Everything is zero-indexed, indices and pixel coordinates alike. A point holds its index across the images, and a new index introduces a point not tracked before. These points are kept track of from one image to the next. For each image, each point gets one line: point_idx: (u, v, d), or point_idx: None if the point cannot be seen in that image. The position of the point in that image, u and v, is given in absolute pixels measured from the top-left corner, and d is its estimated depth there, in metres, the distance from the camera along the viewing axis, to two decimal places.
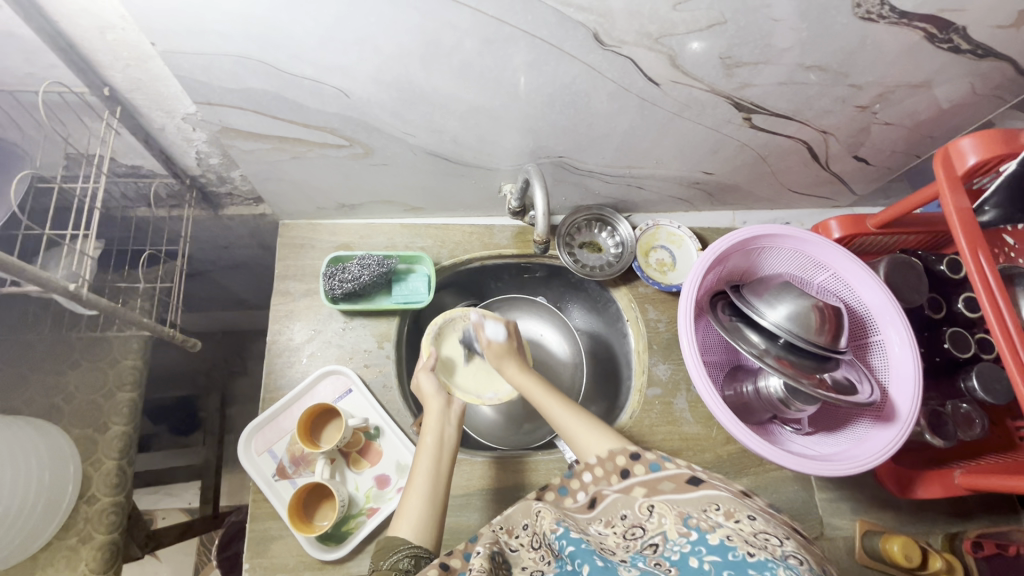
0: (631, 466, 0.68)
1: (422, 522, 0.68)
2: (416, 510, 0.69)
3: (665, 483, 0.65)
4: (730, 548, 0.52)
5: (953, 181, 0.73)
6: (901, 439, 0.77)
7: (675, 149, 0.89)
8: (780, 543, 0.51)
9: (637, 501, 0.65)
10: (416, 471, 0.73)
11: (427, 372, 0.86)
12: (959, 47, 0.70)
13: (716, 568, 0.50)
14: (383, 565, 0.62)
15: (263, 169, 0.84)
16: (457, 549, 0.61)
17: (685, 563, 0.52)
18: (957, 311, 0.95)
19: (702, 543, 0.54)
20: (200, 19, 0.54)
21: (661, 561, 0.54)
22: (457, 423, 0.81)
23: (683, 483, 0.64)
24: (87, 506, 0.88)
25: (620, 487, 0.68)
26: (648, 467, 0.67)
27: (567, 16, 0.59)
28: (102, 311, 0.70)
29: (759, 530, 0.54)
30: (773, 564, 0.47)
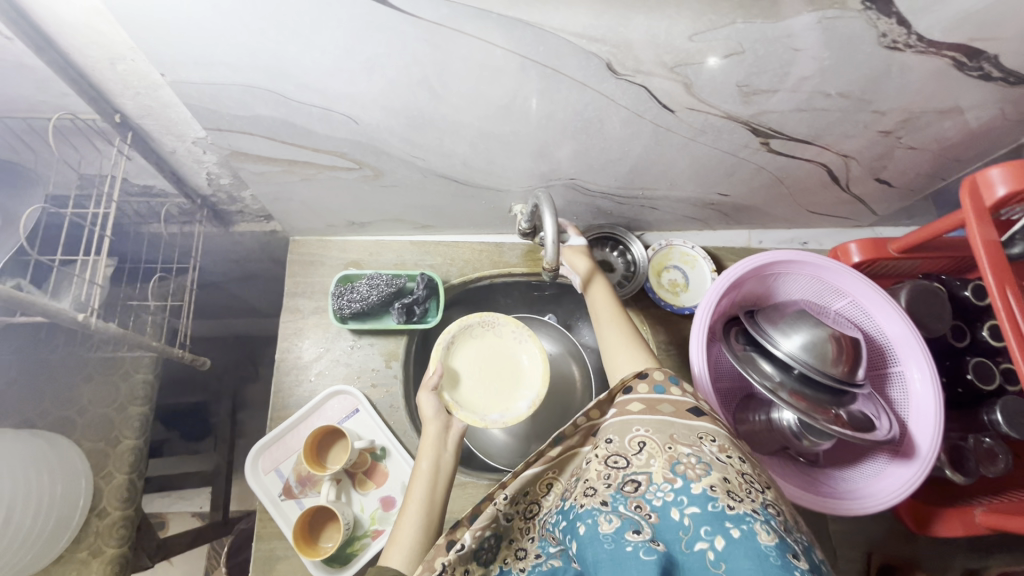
0: (635, 385, 0.64)
1: (416, 547, 0.65)
2: (412, 535, 0.66)
3: (665, 405, 0.60)
4: (711, 499, 0.48)
5: (980, 211, 0.70)
6: (919, 478, 0.76)
7: (689, 172, 0.87)
8: (761, 491, 0.51)
9: (630, 428, 0.59)
10: (410, 499, 0.70)
11: (430, 392, 0.81)
12: (990, 74, 0.67)
13: (696, 524, 0.47)
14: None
15: (272, 190, 0.84)
16: (460, 518, 0.57)
17: (666, 514, 0.49)
18: (981, 339, 0.91)
19: (686, 492, 0.50)
20: (209, 52, 0.54)
21: (642, 502, 0.51)
22: (454, 450, 0.78)
23: (683, 409, 0.60)
24: (98, 520, 0.89)
25: (617, 403, 0.63)
26: (652, 389, 0.63)
27: (579, 47, 0.57)
28: (112, 335, 0.71)
29: (745, 474, 0.53)
30: (751, 519, 0.46)
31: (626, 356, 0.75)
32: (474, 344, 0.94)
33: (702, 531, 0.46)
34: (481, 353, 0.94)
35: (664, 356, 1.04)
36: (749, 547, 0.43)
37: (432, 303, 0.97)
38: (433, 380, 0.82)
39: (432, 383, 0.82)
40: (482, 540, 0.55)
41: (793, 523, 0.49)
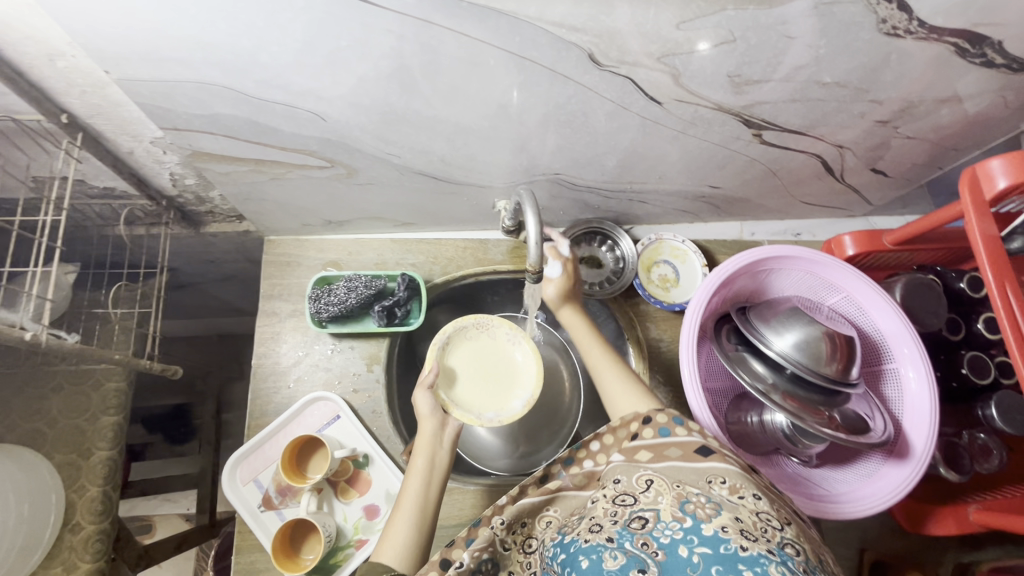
0: (641, 431, 0.66)
1: (409, 547, 0.66)
2: (402, 535, 0.66)
3: (673, 449, 0.61)
4: (723, 540, 0.46)
5: (979, 205, 0.68)
6: (914, 479, 0.74)
7: (679, 165, 0.84)
8: (779, 528, 0.49)
9: (637, 470, 0.60)
10: (403, 496, 0.70)
11: (427, 390, 0.78)
12: (992, 61, 0.64)
13: (706, 563, 0.44)
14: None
15: (241, 190, 0.79)
16: (459, 536, 0.60)
17: (674, 550, 0.46)
18: (975, 332, 0.89)
19: (697, 532, 0.47)
20: (155, 47, 0.50)
21: (649, 539, 0.48)
22: (451, 447, 0.76)
23: (692, 451, 0.60)
24: (72, 535, 0.86)
25: (626, 449, 0.65)
26: (658, 433, 0.64)
27: (559, 37, 0.53)
28: (70, 350, 0.67)
29: (761, 513, 0.51)
30: (766, 561, 0.43)
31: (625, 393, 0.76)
32: (467, 346, 0.90)
33: (712, 570, 0.43)
34: (476, 354, 0.90)
35: (655, 354, 1.02)
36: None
37: (415, 303, 0.93)
38: (431, 379, 0.78)
39: (427, 381, 0.78)
40: (480, 561, 0.58)
41: (813, 563, 0.46)
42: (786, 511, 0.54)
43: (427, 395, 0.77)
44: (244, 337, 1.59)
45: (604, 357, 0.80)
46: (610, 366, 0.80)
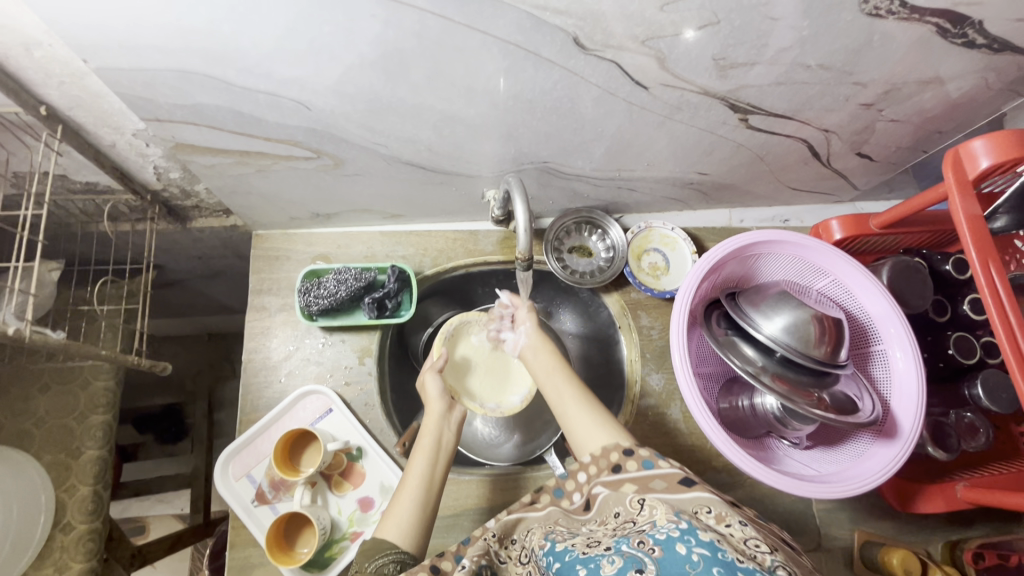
0: (623, 462, 0.63)
1: (412, 527, 0.63)
2: (406, 513, 0.63)
3: (657, 481, 0.60)
4: (721, 548, 0.45)
5: (962, 184, 0.69)
6: (903, 457, 0.75)
7: (667, 152, 0.84)
8: (770, 551, 0.47)
9: (626, 496, 0.60)
10: (408, 475, 0.67)
11: (434, 373, 0.79)
12: (973, 42, 0.64)
13: (705, 563, 0.43)
14: (368, 567, 0.57)
15: (227, 184, 0.79)
16: (449, 549, 0.59)
17: (670, 546, 0.46)
18: (961, 313, 0.90)
19: (693, 535, 0.47)
20: (133, 34, 0.49)
21: (646, 539, 0.50)
22: (457, 429, 0.74)
23: (674, 481, 0.59)
24: (62, 535, 0.85)
25: (611, 481, 0.63)
26: (641, 466, 0.62)
27: (543, 21, 0.53)
28: (55, 346, 0.66)
29: (747, 540, 0.49)
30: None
31: (587, 419, 0.69)
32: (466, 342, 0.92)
33: (714, 571, 0.42)
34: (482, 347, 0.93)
35: (646, 342, 1.03)
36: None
37: (405, 295, 0.93)
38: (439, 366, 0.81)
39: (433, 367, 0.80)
40: (479, 567, 0.57)
41: None
42: (775, 541, 0.52)
43: (434, 377, 0.78)
44: (235, 335, 1.57)
45: (566, 382, 0.75)
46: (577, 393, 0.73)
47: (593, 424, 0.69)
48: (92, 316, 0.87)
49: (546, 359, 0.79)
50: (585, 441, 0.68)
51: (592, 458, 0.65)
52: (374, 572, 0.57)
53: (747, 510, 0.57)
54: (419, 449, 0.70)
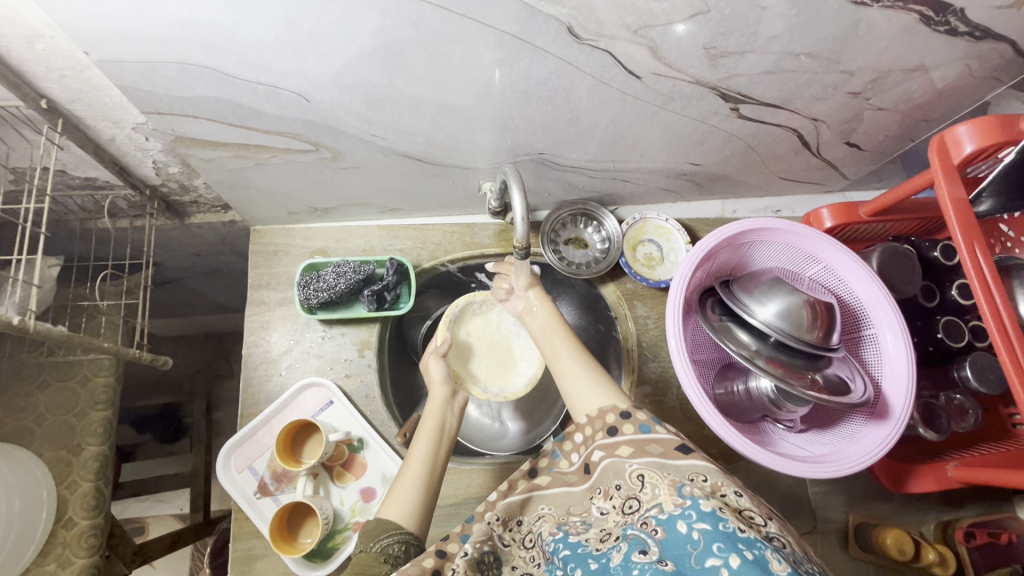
0: (619, 425, 0.61)
1: (415, 506, 0.63)
2: (411, 495, 0.64)
3: (654, 445, 0.58)
4: (721, 519, 0.47)
5: (948, 168, 0.70)
6: (894, 438, 0.76)
7: (660, 142, 0.85)
8: (765, 523, 0.50)
9: (626, 466, 0.58)
10: (411, 459, 0.67)
11: (438, 359, 0.80)
12: (956, 29, 0.66)
13: (706, 541, 0.46)
14: (372, 549, 0.58)
15: (225, 178, 0.79)
16: (453, 531, 0.58)
17: (672, 527, 0.49)
18: (950, 299, 0.92)
19: (695, 508, 0.49)
20: (134, 26, 0.50)
21: (649, 520, 0.52)
22: (459, 415, 0.75)
23: (672, 447, 0.57)
24: (65, 531, 0.85)
25: (606, 445, 0.61)
26: (638, 429, 0.60)
27: (538, 10, 0.54)
28: (58, 339, 0.66)
29: (746, 509, 0.51)
30: (762, 545, 0.44)
31: (584, 379, 0.70)
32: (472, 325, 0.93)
33: (714, 547, 0.45)
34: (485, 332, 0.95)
35: (641, 332, 1.04)
36: (762, 572, 0.42)
37: (404, 288, 0.94)
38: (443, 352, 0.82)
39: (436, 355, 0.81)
40: (481, 554, 0.56)
41: (800, 554, 0.47)
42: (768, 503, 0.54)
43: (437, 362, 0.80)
44: (232, 334, 1.58)
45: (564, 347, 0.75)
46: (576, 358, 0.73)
47: (589, 385, 0.69)
48: (92, 312, 0.87)
49: (548, 321, 0.80)
50: (581, 403, 0.68)
51: (589, 421, 0.64)
52: (379, 552, 0.58)
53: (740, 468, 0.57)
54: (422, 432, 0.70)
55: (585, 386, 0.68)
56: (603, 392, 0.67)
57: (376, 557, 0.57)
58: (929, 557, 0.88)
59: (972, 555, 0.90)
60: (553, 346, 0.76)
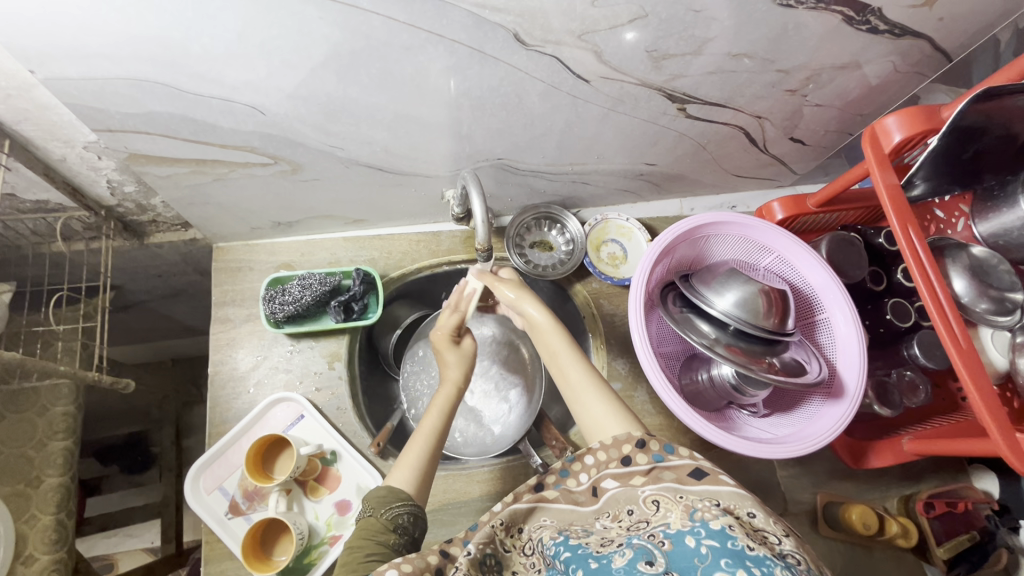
0: (633, 454, 0.62)
1: (417, 474, 0.67)
2: (417, 463, 0.68)
3: (667, 472, 0.59)
4: (731, 537, 0.46)
5: (881, 159, 0.74)
6: (850, 414, 0.80)
7: (615, 144, 0.88)
8: (780, 541, 0.47)
9: (639, 493, 0.58)
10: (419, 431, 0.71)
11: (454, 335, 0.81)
12: (877, 28, 0.71)
13: (714, 555, 0.44)
14: (383, 515, 0.61)
15: (183, 195, 0.79)
16: (457, 535, 0.59)
17: (681, 541, 0.47)
18: (896, 282, 0.96)
19: (704, 526, 0.48)
20: (81, 44, 0.50)
21: (656, 534, 0.51)
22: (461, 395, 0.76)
23: (684, 474, 0.58)
24: (24, 568, 0.82)
25: (619, 474, 0.61)
26: (652, 458, 0.60)
27: (484, 18, 0.56)
28: (13, 364, 0.65)
29: (758, 529, 0.49)
30: (772, 563, 0.42)
31: (602, 405, 0.69)
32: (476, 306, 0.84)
33: (721, 562, 0.43)
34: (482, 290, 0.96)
35: (609, 330, 1.07)
36: None
37: (372, 298, 0.94)
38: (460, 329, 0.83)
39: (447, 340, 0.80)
40: (483, 555, 0.56)
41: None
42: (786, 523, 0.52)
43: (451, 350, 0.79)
44: (200, 358, 1.54)
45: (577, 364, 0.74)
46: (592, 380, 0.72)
47: (604, 410, 0.69)
48: (48, 338, 0.85)
49: (552, 338, 0.76)
50: (602, 429, 0.68)
51: (603, 445, 0.65)
52: (389, 520, 0.61)
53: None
54: (433, 406, 0.74)
55: (605, 415, 0.68)
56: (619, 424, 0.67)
57: (384, 523, 0.61)
58: (893, 529, 0.92)
59: (934, 526, 0.93)
60: (562, 361, 0.75)
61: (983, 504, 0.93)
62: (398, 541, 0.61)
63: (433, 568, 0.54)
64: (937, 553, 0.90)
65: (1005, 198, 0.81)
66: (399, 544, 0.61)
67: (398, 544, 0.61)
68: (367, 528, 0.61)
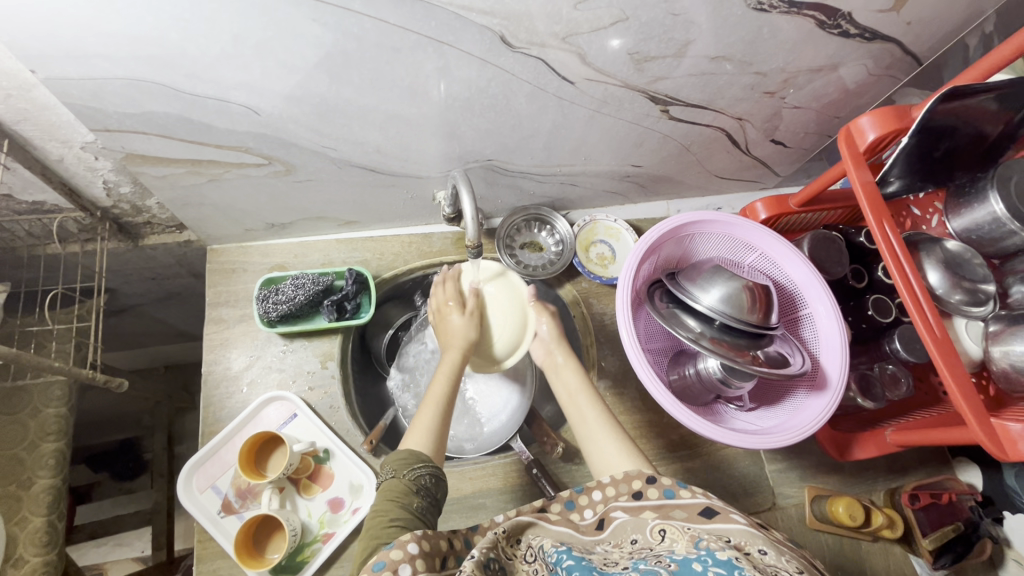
0: (644, 489, 0.63)
1: (432, 439, 0.72)
2: (429, 425, 0.74)
3: (678, 511, 0.60)
4: (738, 567, 0.45)
5: (857, 156, 0.75)
6: (833, 405, 0.82)
7: (601, 146, 0.91)
8: None
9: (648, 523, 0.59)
10: (428, 399, 0.77)
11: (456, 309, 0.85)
12: (848, 31, 0.74)
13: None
14: (406, 477, 0.65)
15: (178, 196, 0.81)
16: (460, 531, 0.60)
17: (688, 565, 0.47)
18: (877, 279, 0.99)
19: (711, 555, 0.47)
20: (82, 45, 0.52)
21: (663, 559, 0.50)
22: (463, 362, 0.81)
23: (695, 513, 0.59)
24: (14, 570, 0.81)
25: (630, 508, 0.62)
26: (662, 494, 0.62)
27: (471, 20, 0.58)
28: (8, 359, 0.66)
29: (768, 565, 0.47)
30: None
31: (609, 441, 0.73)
32: (516, 322, 0.88)
33: None
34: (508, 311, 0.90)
35: (598, 328, 1.09)
36: None
37: (364, 298, 0.96)
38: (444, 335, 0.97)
39: (454, 308, 0.86)
40: (488, 558, 0.54)
41: None
42: (800, 562, 0.50)
43: (460, 316, 0.84)
44: (193, 364, 1.54)
45: (590, 405, 0.80)
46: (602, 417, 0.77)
47: (613, 449, 0.72)
48: (42, 339, 0.86)
49: (572, 379, 0.84)
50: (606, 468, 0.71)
51: (613, 481, 0.65)
52: (412, 480, 0.65)
53: (775, 533, 0.55)
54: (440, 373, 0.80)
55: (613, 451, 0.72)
56: (622, 455, 0.71)
57: (408, 485, 0.64)
58: (878, 521, 0.93)
59: (919, 518, 0.94)
60: (579, 403, 0.81)
61: (966, 495, 0.95)
62: (422, 503, 0.64)
63: (441, 555, 0.54)
64: (923, 544, 0.91)
65: (976, 194, 0.84)
66: (421, 506, 0.63)
67: (422, 507, 0.63)
68: (392, 489, 0.63)
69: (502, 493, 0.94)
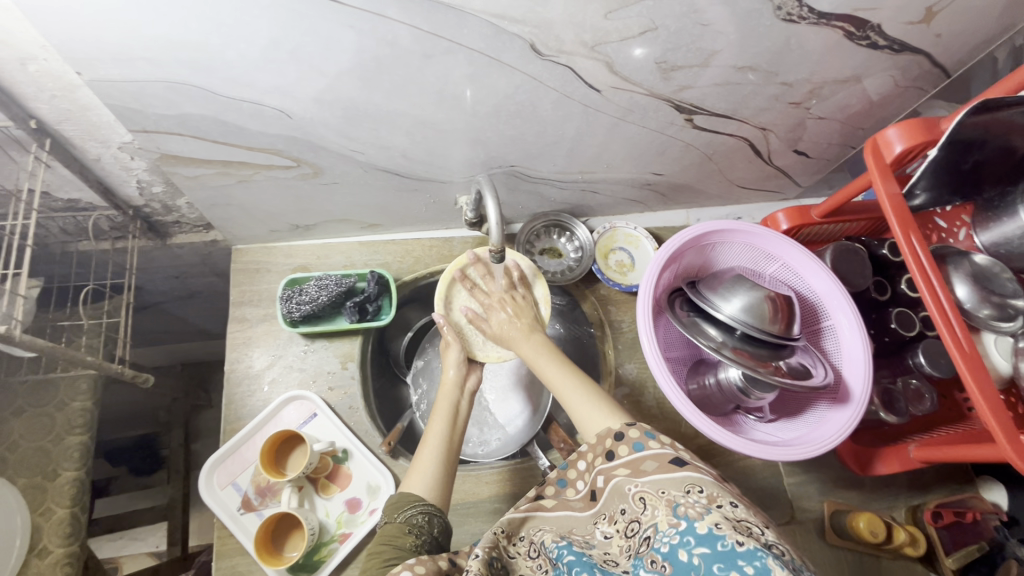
0: (615, 448, 0.63)
1: (437, 486, 0.70)
2: (433, 467, 0.72)
3: (648, 462, 0.59)
4: (720, 537, 0.45)
5: (883, 167, 0.75)
6: (856, 418, 0.81)
7: (623, 153, 0.91)
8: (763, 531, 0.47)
9: (625, 489, 0.60)
10: (428, 436, 0.75)
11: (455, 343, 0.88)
12: (877, 43, 0.74)
13: (706, 563, 0.44)
14: (398, 519, 0.65)
15: (209, 197, 0.82)
16: (463, 548, 0.61)
17: (675, 558, 0.47)
18: (900, 292, 0.97)
19: (692, 532, 0.48)
20: (127, 48, 0.53)
21: (654, 556, 0.49)
22: (465, 417, 0.81)
23: (666, 462, 0.58)
24: (38, 560, 0.83)
25: (604, 471, 0.63)
26: (632, 448, 0.62)
27: (502, 29, 0.59)
28: (41, 352, 0.68)
29: (743, 519, 0.49)
30: (763, 555, 0.42)
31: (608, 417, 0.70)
32: None
33: (715, 569, 0.43)
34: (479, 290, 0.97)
35: (616, 336, 1.09)
36: None
37: (385, 299, 0.97)
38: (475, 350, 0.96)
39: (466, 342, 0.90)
40: (491, 557, 0.57)
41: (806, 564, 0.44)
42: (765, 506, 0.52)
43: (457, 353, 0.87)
44: (211, 362, 1.56)
45: (580, 388, 0.75)
46: (592, 397, 0.74)
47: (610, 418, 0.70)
48: (72, 333, 0.88)
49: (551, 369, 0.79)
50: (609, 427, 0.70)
51: (591, 447, 0.67)
52: (404, 522, 0.65)
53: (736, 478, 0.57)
54: (435, 414, 0.79)
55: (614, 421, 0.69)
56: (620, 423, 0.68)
57: (400, 527, 0.64)
58: (900, 537, 0.90)
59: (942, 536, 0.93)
60: (566, 387, 0.76)
61: (992, 514, 0.92)
62: (417, 541, 0.64)
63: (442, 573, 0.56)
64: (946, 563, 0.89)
65: (1005, 208, 0.83)
66: (416, 544, 0.63)
67: (416, 545, 0.63)
68: (386, 533, 0.64)
69: (519, 498, 0.94)
